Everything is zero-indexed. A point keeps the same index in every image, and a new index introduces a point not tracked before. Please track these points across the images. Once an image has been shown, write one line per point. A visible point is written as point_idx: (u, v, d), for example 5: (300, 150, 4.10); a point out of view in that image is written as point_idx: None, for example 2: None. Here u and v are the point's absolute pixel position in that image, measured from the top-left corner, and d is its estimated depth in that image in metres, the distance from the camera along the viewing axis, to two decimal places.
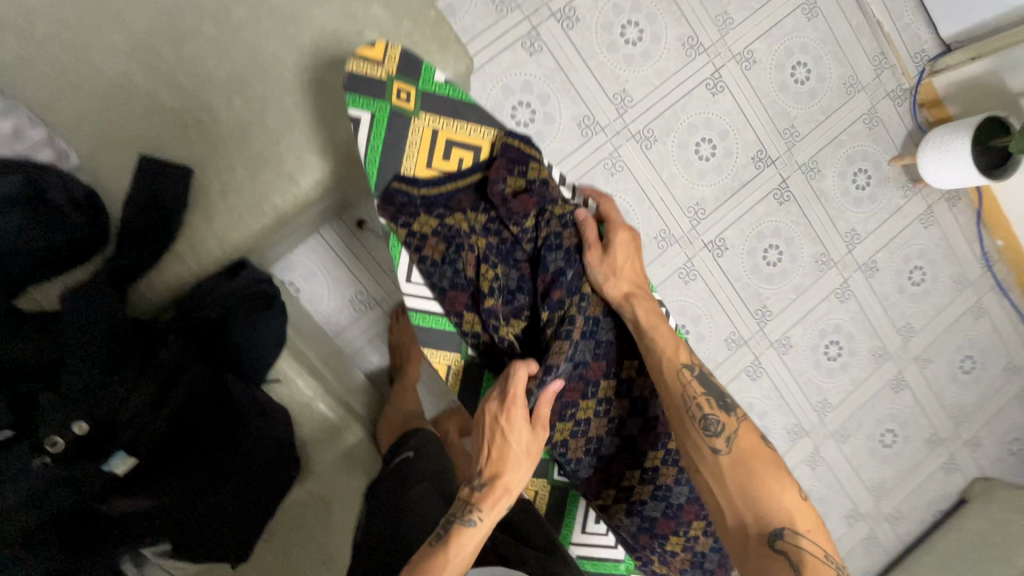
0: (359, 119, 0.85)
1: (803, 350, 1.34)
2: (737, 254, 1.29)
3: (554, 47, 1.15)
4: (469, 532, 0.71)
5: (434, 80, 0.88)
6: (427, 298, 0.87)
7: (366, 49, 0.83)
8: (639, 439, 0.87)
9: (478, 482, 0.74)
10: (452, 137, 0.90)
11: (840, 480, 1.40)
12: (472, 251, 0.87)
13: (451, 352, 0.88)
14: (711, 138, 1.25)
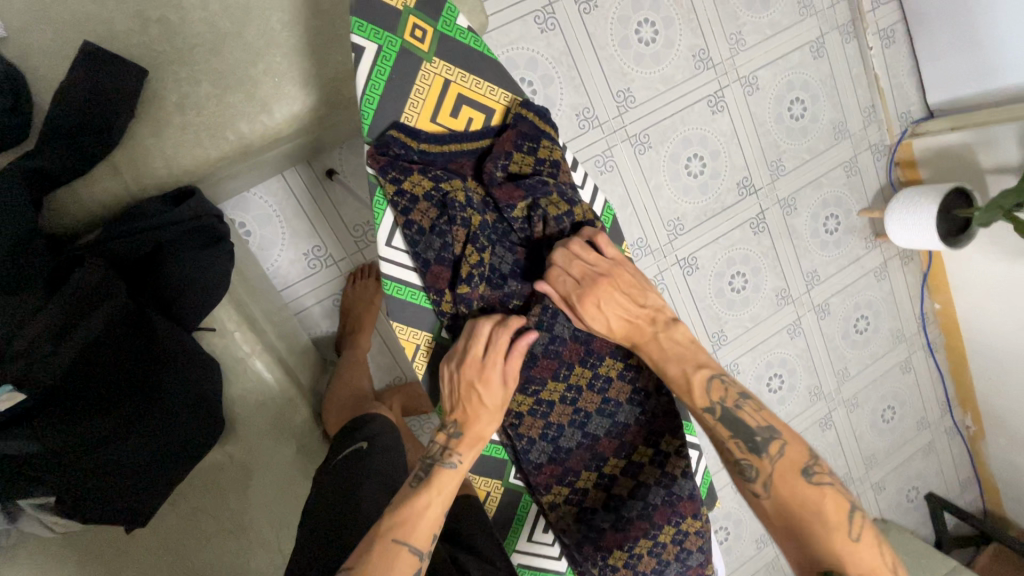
0: (364, 49, 0.74)
1: (749, 378, 1.37)
2: (706, 275, 1.29)
3: (567, 29, 1.10)
4: (450, 475, 0.69)
5: (455, 24, 0.79)
6: (403, 267, 0.79)
7: None
8: (601, 443, 0.84)
9: (451, 428, 0.72)
10: (464, 94, 0.81)
11: None
12: (466, 225, 0.78)
13: (421, 330, 0.81)
14: (703, 155, 1.24)
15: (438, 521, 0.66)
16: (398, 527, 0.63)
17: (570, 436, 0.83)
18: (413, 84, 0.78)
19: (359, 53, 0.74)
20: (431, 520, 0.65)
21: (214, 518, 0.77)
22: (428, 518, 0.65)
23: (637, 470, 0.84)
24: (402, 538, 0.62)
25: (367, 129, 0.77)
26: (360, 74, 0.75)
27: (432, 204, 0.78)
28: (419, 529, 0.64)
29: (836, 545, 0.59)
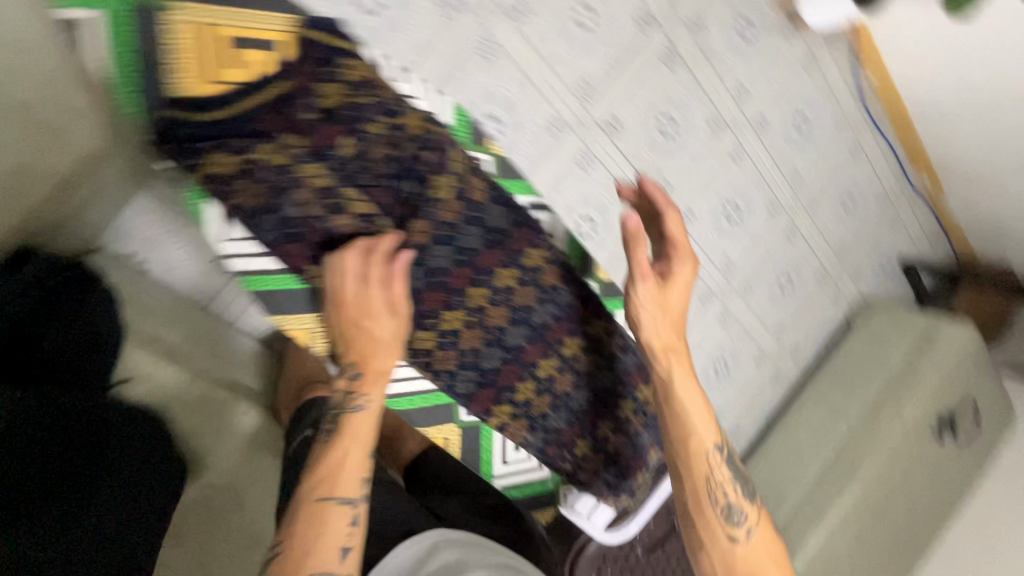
0: (89, 20, 0.73)
1: (705, 218, 1.35)
2: (631, 130, 1.22)
3: None
4: (362, 414, 0.78)
5: None
6: (256, 258, 0.81)
7: None
8: (527, 352, 0.96)
9: (346, 371, 0.80)
10: (232, 33, 0.80)
11: (747, 330, 1.46)
12: (295, 186, 0.81)
13: (307, 315, 0.85)
14: (592, 4, 1.13)
15: (365, 464, 0.74)
16: (325, 485, 0.71)
17: (495, 355, 0.95)
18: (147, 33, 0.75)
19: (77, 24, 0.73)
20: (356, 466, 0.74)
21: (226, 536, 0.99)
22: (351, 467, 0.73)
23: (574, 361, 0.99)
24: (333, 493, 0.70)
25: (137, 104, 0.76)
26: (87, 51, 0.74)
27: (224, 167, 0.79)
28: (343, 482, 0.72)
29: (748, 529, 0.80)
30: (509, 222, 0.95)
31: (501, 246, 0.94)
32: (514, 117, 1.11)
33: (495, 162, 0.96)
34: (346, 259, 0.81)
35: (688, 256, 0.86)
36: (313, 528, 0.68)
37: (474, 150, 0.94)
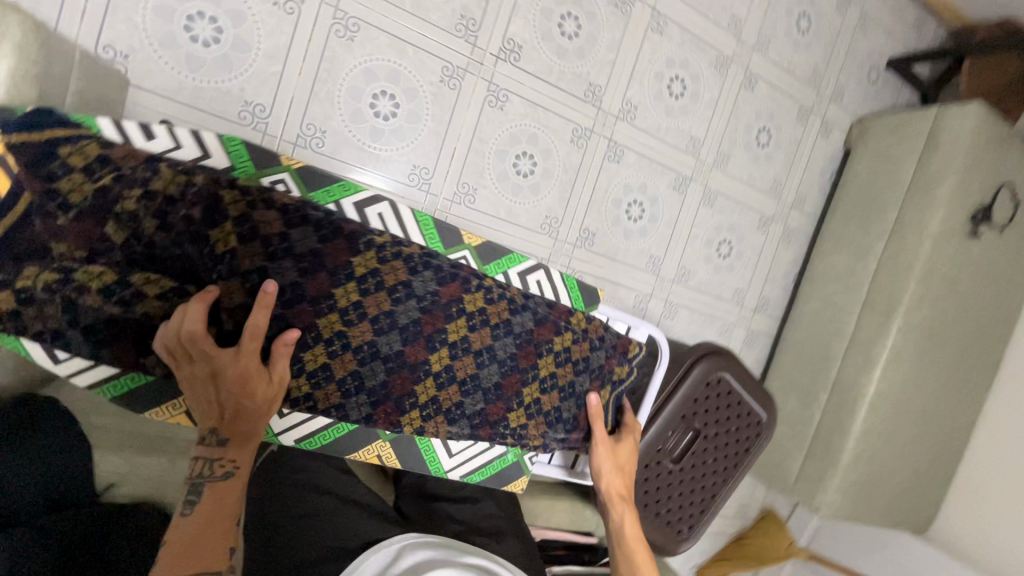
0: None
1: (741, 154, 1.41)
2: (647, 108, 1.27)
3: (369, 17, 0.99)
4: (227, 487, 0.71)
5: None
6: (309, 424, 0.86)
7: None
8: (520, 359, 0.93)
9: (212, 438, 0.72)
10: None
11: (806, 232, 1.57)
12: (320, 347, 0.81)
13: (370, 444, 0.91)
14: (573, 11, 1.15)
15: (220, 545, 0.69)
16: (178, 557, 0.65)
17: (477, 400, 0.92)
18: (101, 311, 0.73)
19: (59, 344, 0.72)
20: (221, 536, 0.70)
21: None
22: (213, 531, 0.69)
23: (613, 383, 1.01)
24: (193, 569, 0.65)
25: (150, 377, 0.79)
26: (88, 382, 0.76)
27: (244, 375, 0.72)
28: (207, 547, 0.68)
29: None
30: (462, 293, 0.89)
31: (464, 313, 0.89)
32: (544, 145, 1.19)
33: (470, 252, 0.93)
34: (251, 385, 0.73)
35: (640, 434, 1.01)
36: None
37: (447, 250, 0.92)
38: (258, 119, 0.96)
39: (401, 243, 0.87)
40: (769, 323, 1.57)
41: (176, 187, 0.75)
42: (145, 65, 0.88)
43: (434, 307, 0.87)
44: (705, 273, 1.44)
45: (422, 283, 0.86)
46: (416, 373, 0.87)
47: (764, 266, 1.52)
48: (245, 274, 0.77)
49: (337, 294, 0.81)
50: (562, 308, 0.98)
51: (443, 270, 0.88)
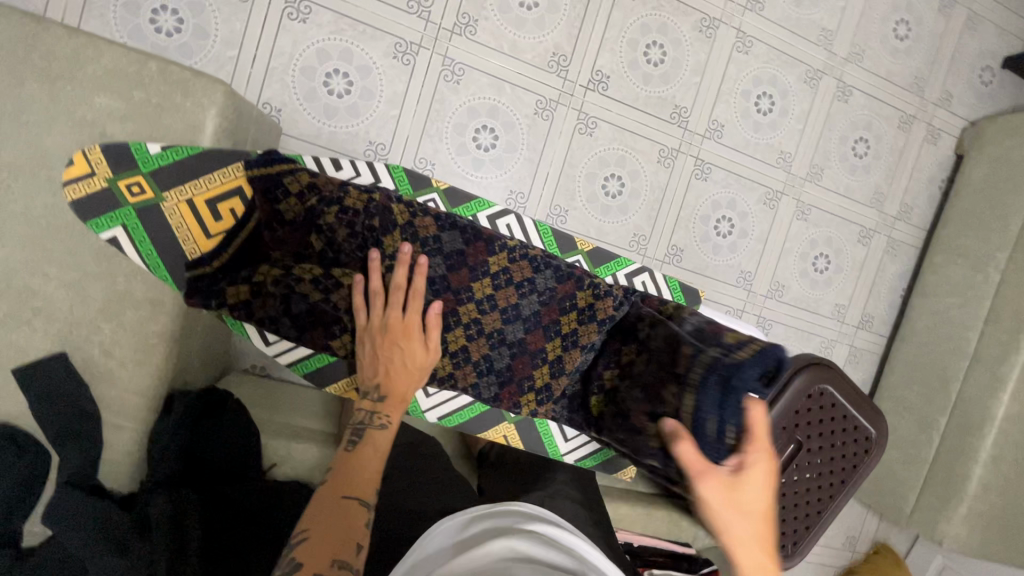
0: (116, 238, 0.73)
1: (836, 164, 1.38)
2: (734, 126, 1.29)
3: (473, 62, 1.12)
4: (383, 432, 0.77)
5: (150, 154, 0.73)
6: (449, 402, 0.92)
7: (140, 194, 0.76)
8: (612, 349, 0.91)
9: (376, 393, 0.80)
10: (204, 197, 0.79)
11: (914, 245, 1.48)
12: (455, 332, 0.89)
13: (499, 424, 0.96)
14: (659, 39, 1.21)
15: (375, 476, 0.71)
16: (343, 476, 0.69)
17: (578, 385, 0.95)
18: (308, 298, 0.83)
19: (272, 328, 0.84)
20: (373, 471, 0.72)
21: None
22: (372, 468, 0.72)
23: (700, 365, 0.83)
24: (354, 492, 0.67)
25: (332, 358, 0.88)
26: (289, 361, 0.88)
27: (406, 334, 0.82)
28: (366, 477, 0.70)
29: None
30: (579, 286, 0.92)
31: (578, 308, 0.92)
32: (632, 167, 1.24)
33: (583, 256, 0.98)
34: (411, 344, 0.82)
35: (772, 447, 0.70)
36: (339, 511, 0.64)
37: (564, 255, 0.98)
38: (379, 156, 1.11)
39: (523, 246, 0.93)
40: (875, 341, 1.49)
41: (362, 203, 0.84)
42: (294, 116, 1.06)
43: (553, 299, 0.92)
44: (800, 289, 1.41)
45: (543, 278, 0.92)
46: (535, 361, 0.92)
47: (867, 282, 1.45)
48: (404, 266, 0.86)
49: (473, 289, 0.89)
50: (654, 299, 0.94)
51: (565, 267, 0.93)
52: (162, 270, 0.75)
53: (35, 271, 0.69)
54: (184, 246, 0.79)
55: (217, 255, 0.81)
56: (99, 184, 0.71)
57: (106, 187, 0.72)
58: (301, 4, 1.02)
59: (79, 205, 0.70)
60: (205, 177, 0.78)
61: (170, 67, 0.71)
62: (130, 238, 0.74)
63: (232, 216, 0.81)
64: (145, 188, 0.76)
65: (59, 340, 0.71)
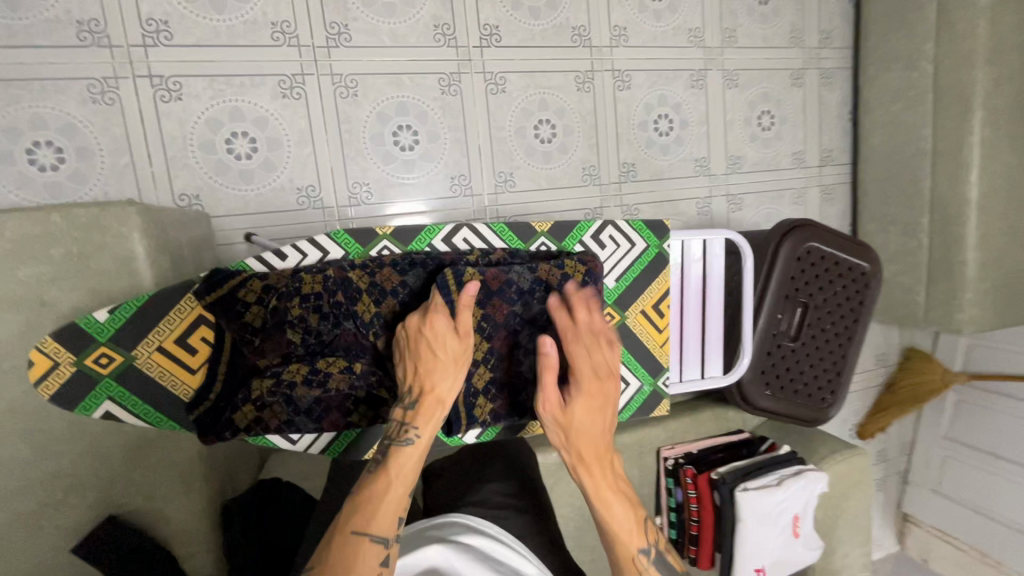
0: (109, 413, 0.71)
1: (745, 17, 1.35)
2: (637, 23, 1.26)
3: (361, 68, 1.08)
4: (414, 450, 0.65)
5: (102, 321, 0.69)
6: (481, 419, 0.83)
7: (108, 362, 0.71)
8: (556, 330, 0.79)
9: (408, 401, 0.67)
10: (171, 339, 0.72)
11: (845, 67, 1.47)
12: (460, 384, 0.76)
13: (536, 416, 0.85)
14: None
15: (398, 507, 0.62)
16: (357, 508, 0.61)
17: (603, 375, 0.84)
18: (314, 395, 0.73)
19: (293, 429, 0.75)
20: (395, 499, 0.62)
21: None
22: (391, 500, 0.62)
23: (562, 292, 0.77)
24: (361, 526, 0.59)
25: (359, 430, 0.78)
26: (319, 448, 0.79)
27: (437, 336, 0.67)
28: (382, 513, 0.60)
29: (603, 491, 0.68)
30: (563, 270, 0.77)
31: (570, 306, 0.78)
32: (557, 106, 1.22)
33: (547, 238, 0.82)
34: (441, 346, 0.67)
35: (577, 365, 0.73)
36: (340, 551, 0.58)
37: (526, 244, 0.81)
38: (313, 199, 1.08)
39: (487, 252, 0.79)
40: (842, 172, 1.51)
41: (319, 283, 0.71)
42: (214, 195, 1.02)
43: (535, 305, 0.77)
44: (756, 153, 1.41)
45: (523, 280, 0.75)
46: None
47: (814, 120, 1.46)
48: (393, 291, 0.72)
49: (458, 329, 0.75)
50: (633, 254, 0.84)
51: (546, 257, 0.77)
52: (168, 422, 0.73)
53: (46, 453, 0.69)
54: (173, 390, 0.73)
55: (208, 389, 0.73)
56: (69, 370, 0.68)
57: (78, 370, 0.69)
58: (169, 83, 0.98)
59: (60, 396, 0.68)
60: (162, 322, 0.71)
61: (73, 211, 0.68)
62: (121, 406, 0.71)
63: (207, 344, 0.73)
64: (113, 355, 0.70)
65: (102, 503, 0.72)
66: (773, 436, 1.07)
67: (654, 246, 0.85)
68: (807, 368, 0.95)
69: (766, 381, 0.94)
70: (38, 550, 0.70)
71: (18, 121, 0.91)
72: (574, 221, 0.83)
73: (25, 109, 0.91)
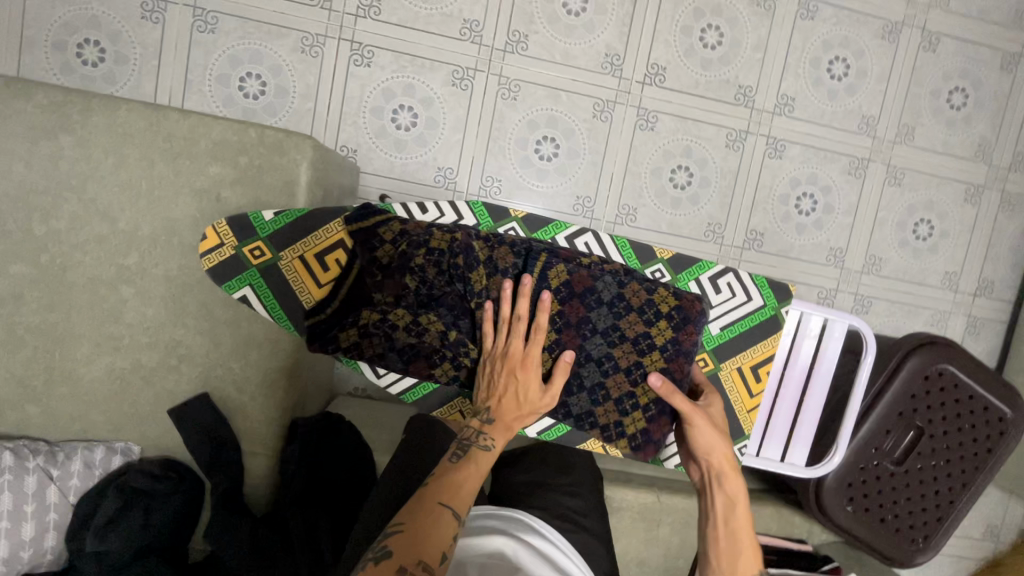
0: (246, 297, 0.79)
1: (929, 119, 1.26)
2: (807, 96, 1.22)
3: (528, 76, 1.15)
4: (485, 457, 0.69)
5: (268, 220, 0.78)
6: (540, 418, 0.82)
7: (256, 255, 0.79)
8: (621, 356, 0.79)
9: (485, 412, 0.73)
10: (313, 252, 0.80)
11: None
12: None
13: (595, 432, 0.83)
14: (713, 21, 1.17)
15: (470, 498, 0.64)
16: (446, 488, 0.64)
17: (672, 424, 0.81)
18: (409, 341, 0.79)
19: (382, 365, 0.80)
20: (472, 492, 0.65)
21: None
22: (468, 484, 0.65)
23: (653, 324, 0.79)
24: (444, 502, 0.62)
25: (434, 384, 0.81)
26: (399, 389, 0.83)
27: (516, 360, 0.74)
28: (463, 495, 0.64)
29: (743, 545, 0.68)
30: (651, 296, 0.79)
31: (653, 343, 0.79)
32: (699, 156, 1.21)
33: (665, 265, 0.82)
34: (528, 377, 0.74)
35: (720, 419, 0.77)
36: (427, 518, 0.60)
37: (643, 266, 0.82)
38: (449, 180, 1.16)
39: (605, 261, 0.81)
40: (999, 308, 1.34)
41: (446, 241, 0.78)
42: (368, 153, 1.14)
43: (618, 328, 0.79)
44: (902, 260, 1.30)
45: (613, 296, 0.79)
46: (621, 405, 0.80)
47: (981, 244, 1.32)
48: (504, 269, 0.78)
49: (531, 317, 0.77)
50: (747, 309, 0.81)
51: (640, 279, 0.80)
52: (286, 321, 0.79)
53: (177, 322, 0.80)
54: (297, 296, 0.80)
55: (328, 303, 0.80)
56: (229, 251, 0.78)
57: (235, 254, 0.78)
58: (365, 50, 1.11)
59: (216, 269, 0.78)
60: (312, 233, 0.79)
61: (266, 131, 0.79)
62: (257, 296, 0.79)
63: (339, 266, 0.80)
64: (265, 250, 0.79)
65: (201, 381, 0.81)
66: (840, 562, 0.95)
67: (770, 306, 0.81)
68: (901, 499, 0.85)
69: (851, 496, 0.85)
70: (145, 401, 0.81)
71: (242, 54, 1.09)
72: (694, 259, 0.82)
73: (251, 46, 1.09)
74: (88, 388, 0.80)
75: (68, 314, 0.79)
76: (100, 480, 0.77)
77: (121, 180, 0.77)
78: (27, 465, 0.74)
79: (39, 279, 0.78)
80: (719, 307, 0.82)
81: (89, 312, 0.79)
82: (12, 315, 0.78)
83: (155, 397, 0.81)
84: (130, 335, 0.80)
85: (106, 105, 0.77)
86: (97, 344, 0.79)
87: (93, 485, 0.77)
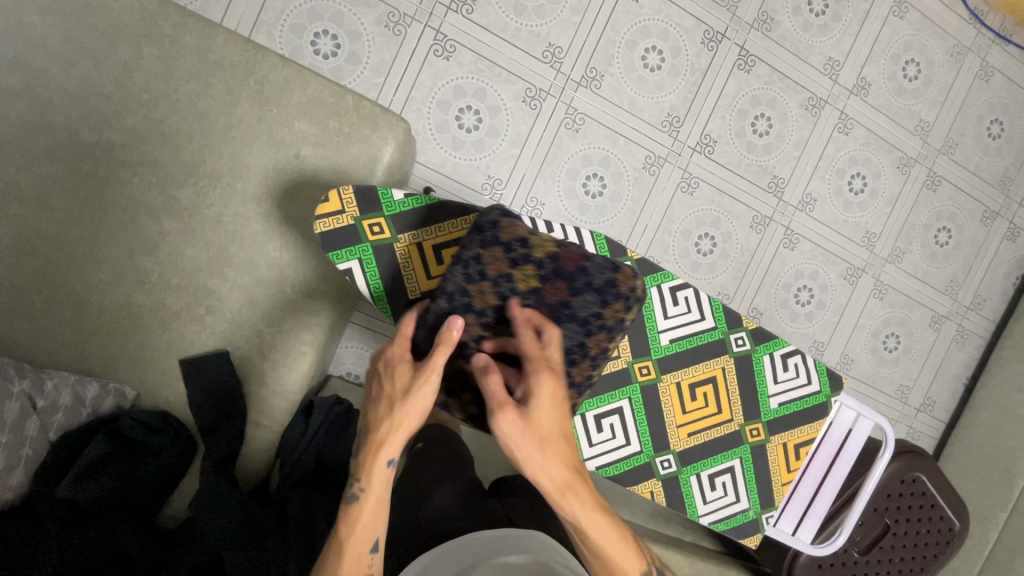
0: (351, 271, 0.75)
1: (918, 248, 1.42)
2: (827, 201, 1.34)
3: (594, 112, 1.18)
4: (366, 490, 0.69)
5: (396, 200, 0.76)
6: (608, 453, 0.82)
7: (374, 230, 0.75)
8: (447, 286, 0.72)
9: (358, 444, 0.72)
10: (434, 243, 0.77)
11: (982, 337, 1.50)
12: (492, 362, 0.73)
13: (648, 478, 0.83)
14: (766, 112, 1.27)
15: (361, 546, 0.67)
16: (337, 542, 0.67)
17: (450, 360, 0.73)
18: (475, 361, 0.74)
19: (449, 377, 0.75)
20: (361, 540, 0.67)
21: None
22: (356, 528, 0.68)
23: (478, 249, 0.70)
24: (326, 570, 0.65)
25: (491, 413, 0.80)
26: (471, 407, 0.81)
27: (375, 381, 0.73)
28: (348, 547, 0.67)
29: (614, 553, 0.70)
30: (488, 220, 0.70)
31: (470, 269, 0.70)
32: (725, 230, 1.29)
33: (747, 334, 0.85)
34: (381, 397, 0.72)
35: (535, 403, 0.67)
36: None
37: (729, 331, 0.84)
38: (494, 191, 1.17)
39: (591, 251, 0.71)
40: (934, 425, 1.50)
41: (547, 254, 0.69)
42: (423, 143, 1.12)
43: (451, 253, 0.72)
44: (868, 365, 1.43)
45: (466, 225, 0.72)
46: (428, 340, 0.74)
47: (932, 366, 1.48)
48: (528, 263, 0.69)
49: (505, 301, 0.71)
50: (804, 390, 0.86)
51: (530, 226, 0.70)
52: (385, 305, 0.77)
53: (215, 270, 0.75)
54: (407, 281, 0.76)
55: None
56: (348, 221, 0.74)
57: (353, 225, 0.74)
58: (447, 44, 1.10)
59: (327, 235, 0.73)
60: (437, 225, 0.76)
61: (363, 102, 0.77)
62: (362, 272, 0.75)
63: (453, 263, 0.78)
64: (384, 229, 0.75)
65: (224, 337, 0.76)
66: None
67: (824, 393, 0.87)
68: None
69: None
70: (155, 345, 0.74)
71: (323, 11, 1.06)
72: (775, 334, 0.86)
73: (334, 6, 1.06)
74: (95, 317, 0.73)
75: (95, 232, 0.72)
76: (87, 419, 0.70)
77: (197, 108, 0.72)
78: (11, 388, 0.66)
79: (74, 187, 0.71)
80: (781, 384, 0.86)
81: (121, 236, 0.72)
82: (33, 218, 0.70)
83: (168, 344, 0.75)
84: (159, 272, 0.73)
85: (204, 29, 0.73)
86: (119, 273, 0.73)
87: (81, 424, 0.70)
